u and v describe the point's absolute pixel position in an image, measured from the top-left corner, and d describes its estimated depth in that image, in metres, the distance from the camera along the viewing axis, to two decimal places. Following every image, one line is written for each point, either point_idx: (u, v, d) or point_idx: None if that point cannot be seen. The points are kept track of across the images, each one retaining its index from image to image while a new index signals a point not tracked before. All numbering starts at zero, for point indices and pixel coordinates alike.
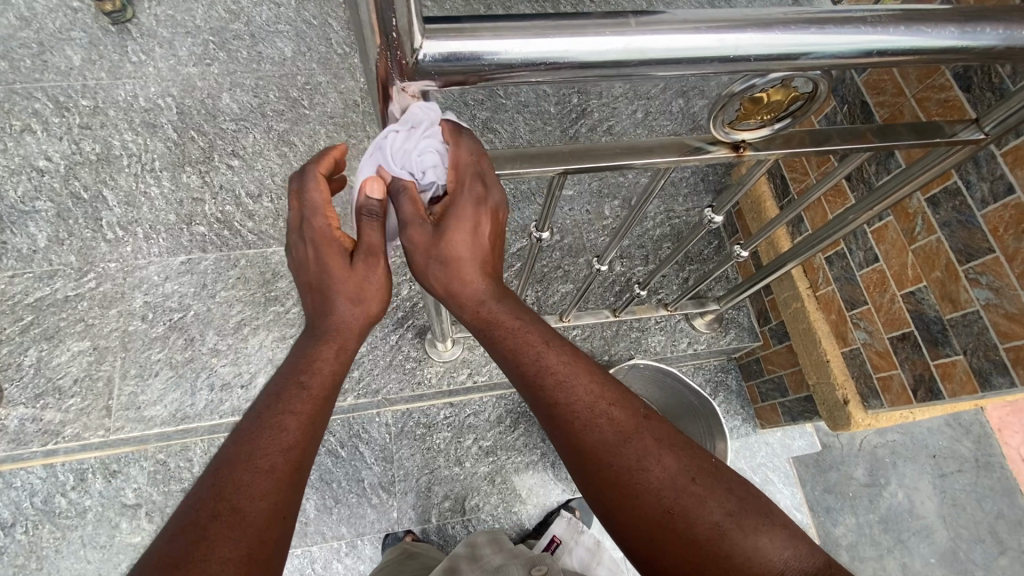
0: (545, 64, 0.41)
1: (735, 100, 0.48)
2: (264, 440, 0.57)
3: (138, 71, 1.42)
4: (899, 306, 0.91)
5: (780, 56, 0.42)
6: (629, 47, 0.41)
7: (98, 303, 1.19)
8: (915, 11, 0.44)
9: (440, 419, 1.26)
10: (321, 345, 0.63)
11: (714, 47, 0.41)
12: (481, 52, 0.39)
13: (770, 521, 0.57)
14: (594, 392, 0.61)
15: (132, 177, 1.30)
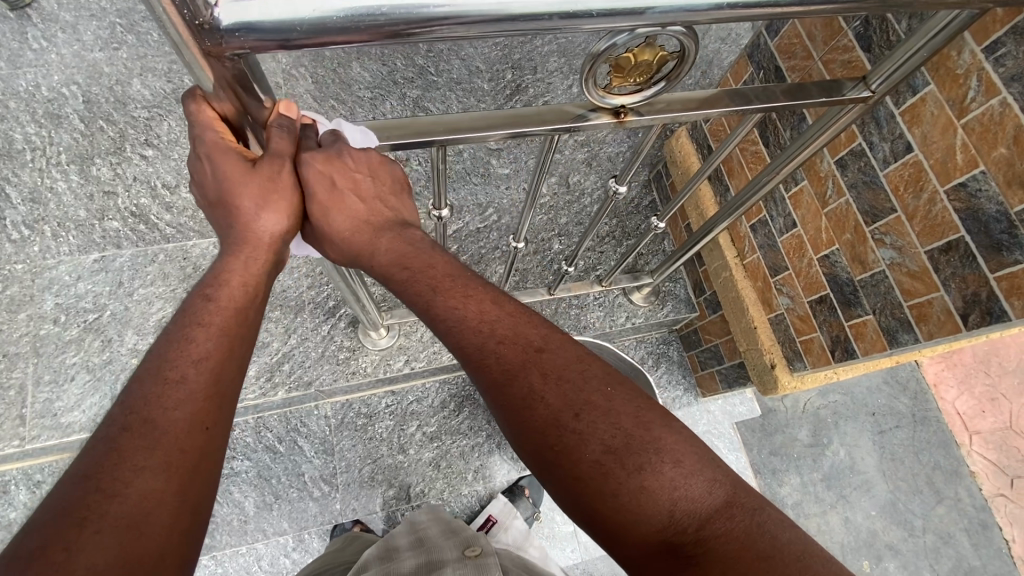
0: (366, 23, 0.37)
1: (604, 58, 0.46)
2: (174, 350, 0.51)
3: (39, 59, 1.32)
4: (816, 270, 0.92)
5: (626, 11, 0.40)
6: (457, 0, 0.37)
7: (5, 307, 1.12)
8: None
9: (381, 408, 1.24)
10: (230, 260, 0.59)
11: (553, 2, 0.39)
12: (289, 11, 0.35)
13: (660, 459, 0.50)
14: (484, 331, 0.58)
15: (37, 172, 1.22)
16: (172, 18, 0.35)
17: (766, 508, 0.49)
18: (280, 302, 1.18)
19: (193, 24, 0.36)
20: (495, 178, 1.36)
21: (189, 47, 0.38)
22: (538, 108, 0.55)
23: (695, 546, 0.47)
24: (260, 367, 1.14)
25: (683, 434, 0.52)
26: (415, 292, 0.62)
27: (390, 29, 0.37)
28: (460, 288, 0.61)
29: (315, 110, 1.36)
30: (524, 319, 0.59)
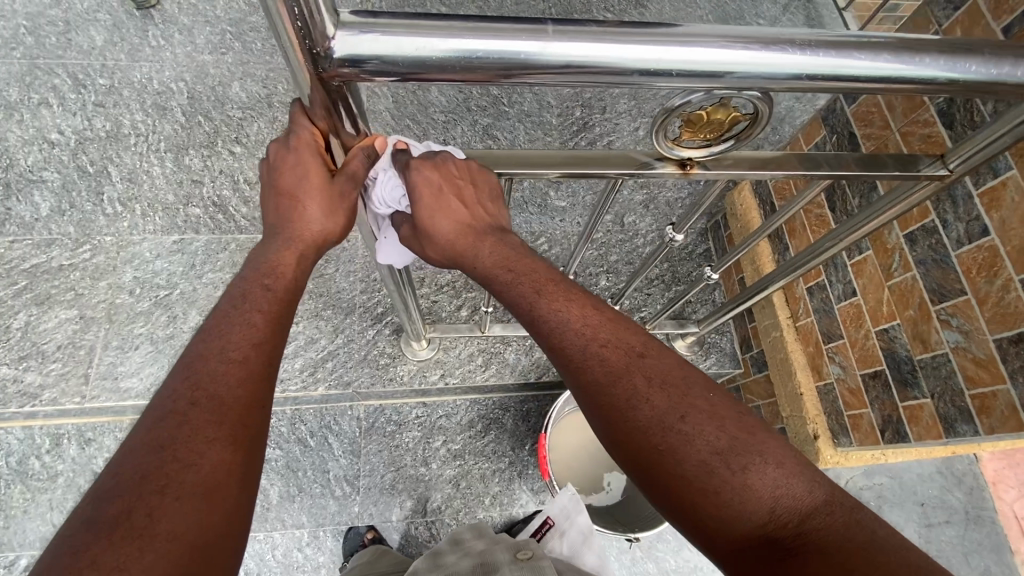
0: (462, 64, 0.40)
1: (675, 113, 0.48)
2: (235, 331, 0.52)
3: (155, 55, 1.47)
4: (873, 343, 0.89)
5: (704, 73, 0.42)
6: (545, 48, 0.40)
7: (90, 274, 1.22)
8: (850, 37, 0.43)
9: (411, 418, 1.25)
10: (280, 250, 0.58)
11: (637, 60, 0.41)
12: (395, 48, 0.39)
13: (764, 459, 0.47)
14: (586, 335, 0.54)
15: (137, 156, 1.34)
16: (294, 46, 0.39)
17: (867, 516, 0.46)
18: (332, 302, 1.24)
19: (308, 52, 0.39)
20: (551, 210, 1.39)
21: (302, 70, 0.41)
22: (607, 151, 0.57)
23: (798, 540, 0.44)
24: (305, 361, 1.19)
25: (779, 437, 0.50)
26: (519, 292, 0.59)
27: (480, 71, 0.41)
28: (561, 289, 0.58)
29: (391, 126, 1.44)
30: (622, 325, 0.56)
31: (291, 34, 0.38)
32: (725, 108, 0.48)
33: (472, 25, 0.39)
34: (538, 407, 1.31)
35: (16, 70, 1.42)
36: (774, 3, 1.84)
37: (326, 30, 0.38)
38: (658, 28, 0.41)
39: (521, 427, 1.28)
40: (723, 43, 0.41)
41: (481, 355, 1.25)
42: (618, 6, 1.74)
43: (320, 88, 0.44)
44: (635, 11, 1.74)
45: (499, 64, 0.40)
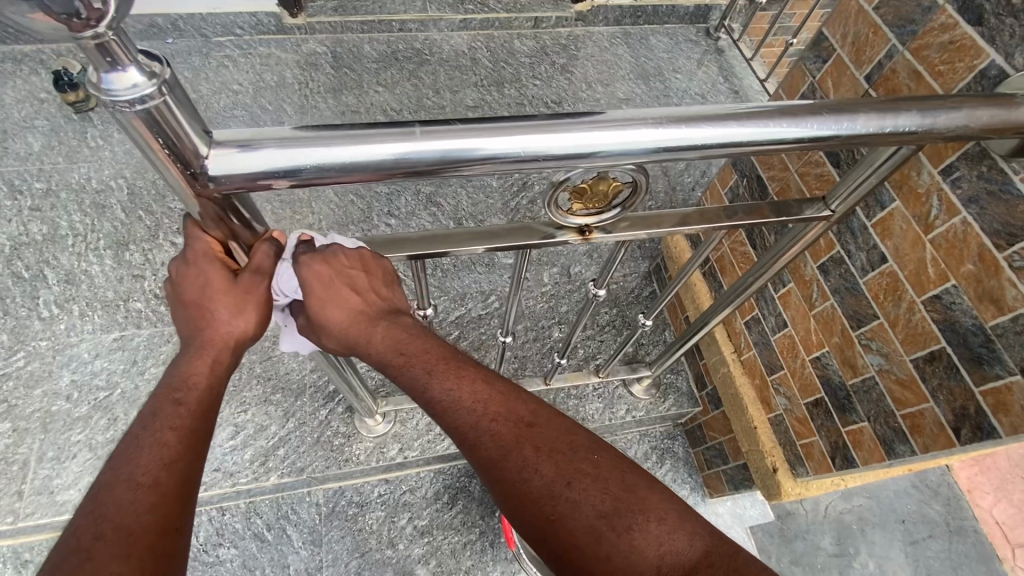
0: (337, 168, 0.42)
1: (558, 189, 0.51)
2: (145, 452, 0.51)
3: (94, 155, 1.48)
4: (809, 371, 0.91)
5: (571, 155, 0.45)
6: (415, 148, 0.43)
7: (24, 382, 1.17)
8: (700, 110, 0.47)
9: (374, 497, 1.22)
10: (193, 361, 0.58)
11: (505, 149, 0.44)
12: (269, 161, 0.40)
13: (647, 517, 0.48)
14: (478, 410, 0.55)
15: (75, 257, 1.33)
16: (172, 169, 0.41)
17: (741, 554, 0.48)
18: (282, 385, 1.21)
19: (186, 172, 0.41)
20: (499, 268, 1.42)
21: (185, 190, 0.43)
22: (509, 225, 0.60)
23: None
24: (255, 451, 1.14)
25: (665, 491, 0.51)
26: (410, 375, 0.59)
27: (356, 174, 0.43)
28: (453, 367, 0.59)
29: (334, 202, 1.47)
30: (512, 396, 0.56)
31: (166, 159, 0.40)
32: (604, 181, 0.51)
33: (342, 133, 0.42)
34: None
35: None
36: (689, 57, 1.99)
37: (200, 150, 0.40)
38: (520, 121, 0.45)
39: (489, 493, 1.25)
40: (582, 130, 0.45)
41: (439, 424, 1.23)
42: (546, 73, 1.86)
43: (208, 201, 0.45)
44: (562, 76, 1.86)
45: (373, 165, 0.42)
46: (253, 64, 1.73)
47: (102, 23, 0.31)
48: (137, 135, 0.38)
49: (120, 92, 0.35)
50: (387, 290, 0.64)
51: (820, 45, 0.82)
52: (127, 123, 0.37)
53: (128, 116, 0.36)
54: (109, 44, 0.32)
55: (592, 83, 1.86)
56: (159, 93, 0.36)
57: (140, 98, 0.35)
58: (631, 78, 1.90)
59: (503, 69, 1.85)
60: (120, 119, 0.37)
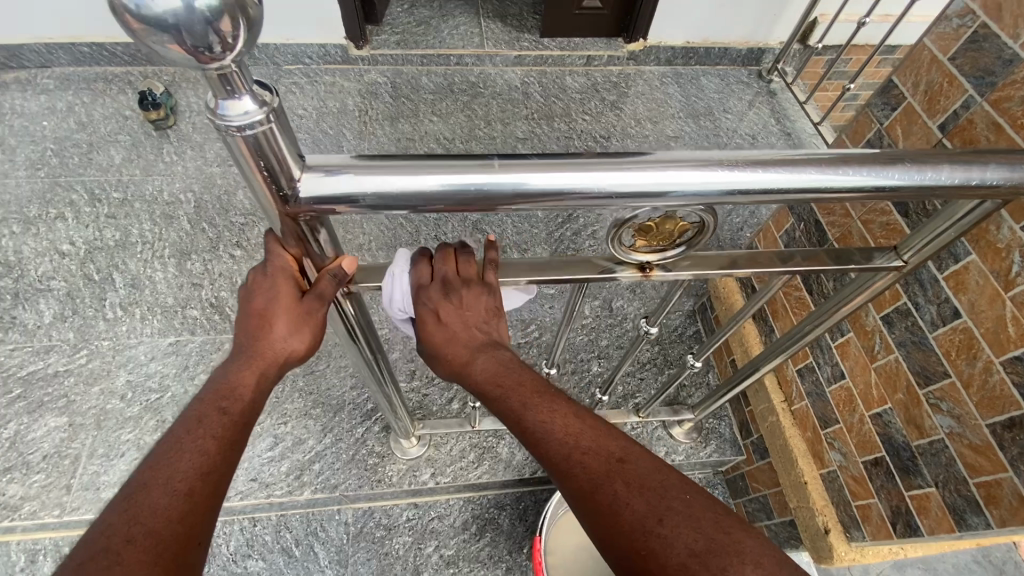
0: (417, 196, 0.43)
1: (624, 227, 0.51)
2: (186, 458, 0.52)
3: (167, 170, 1.58)
4: (869, 428, 0.87)
5: (644, 192, 0.45)
6: (492, 181, 0.44)
7: (84, 379, 1.23)
8: (776, 155, 0.47)
9: (402, 521, 1.21)
10: (239, 373, 0.59)
11: (578, 184, 0.45)
12: (355, 186, 0.42)
13: (741, 560, 0.45)
14: (568, 443, 0.54)
15: (142, 263, 1.40)
16: (266, 192, 0.43)
17: None
18: (322, 400, 1.23)
19: (278, 195, 0.43)
20: (541, 297, 1.42)
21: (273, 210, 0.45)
22: (566, 258, 0.60)
23: None
24: (292, 464, 1.16)
25: (758, 535, 0.48)
26: (508, 403, 0.59)
27: (436, 202, 0.44)
28: (548, 399, 0.58)
29: (385, 225, 1.52)
30: (604, 430, 0.55)
31: (262, 182, 0.42)
32: (672, 221, 0.51)
33: (424, 163, 0.43)
34: (534, 504, 1.25)
35: (38, 188, 1.52)
36: (740, 98, 1.99)
37: (293, 175, 0.42)
38: (594, 158, 0.45)
39: (517, 527, 1.22)
40: (654, 170, 0.45)
41: (473, 452, 1.21)
42: (595, 109, 1.89)
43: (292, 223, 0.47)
44: (611, 112, 1.88)
45: (452, 195, 0.44)
46: (318, 90, 1.83)
47: (229, 57, 0.32)
48: (241, 158, 0.40)
49: (233, 119, 0.37)
50: (492, 321, 0.63)
51: (888, 92, 0.80)
52: (234, 146, 0.39)
53: (236, 138, 0.38)
54: (230, 74, 0.34)
55: (642, 120, 1.87)
56: (267, 122, 0.37)
57: (249, 125, 0.37)
58: (681, 117, 1.90)
59: (554, 103, 1.89)
60: (227, 142, 0.40)
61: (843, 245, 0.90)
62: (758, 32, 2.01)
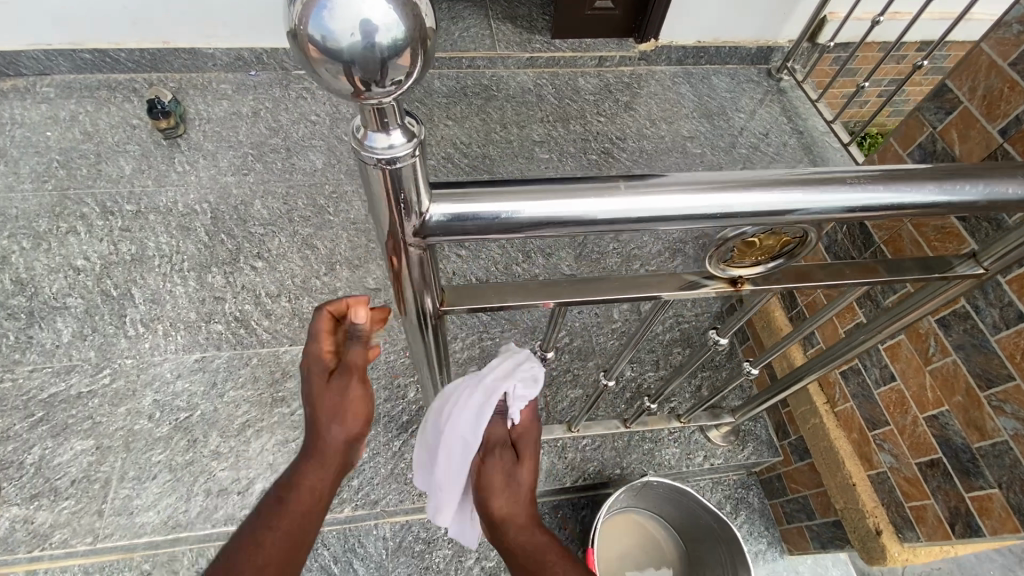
0: (545, 222, 0.42)
1: (723, 245, 0.50)
2: (267, 552, 0.60)
3: (181, 180, 1.55)
4: (922, 430, 0.87)
5: (773, 211, 0.44)
6: (622, 206, 0.42)
7: (109, 400, 1.19)
8: (894, 171, 0.46)
9: (441, 534, 1.20)
10: (303, 466, 0.63)
11: (707, 205, 0.43)
12: (478, 213, 0.41)
13: None
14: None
15: (161, 277, 1.37)
16: (393, 220, 0.43)
17: None
18: None
19: (406, 223, 0.43)
20: None
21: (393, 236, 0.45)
22: (651, 273, 0.58)
23: None
24: None
25: None
26: (507, 534, 0.70)
27: (562, 228, 0.43)
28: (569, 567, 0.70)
29: None
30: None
31: (392, 213, 0.42)
32: (776, 235, 0.50)
33: (549, 186, 0.42)
34: (572, 512, 1.20)
35: (46, 202, 1.48)
36: (751, 98, 1.99)
37: (422, 204, 0.41)
38: (716, 177, 0.44)
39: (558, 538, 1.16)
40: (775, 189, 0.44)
41: None
42: (610, 110, 1.88)
43: (407, 253, 0.47)
44: (626, 113, 1.88)
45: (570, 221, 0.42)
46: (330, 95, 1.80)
47: (388, 97, 0.32)
48: (376, 189, 0.40)
49: (380, 150, 0.37)
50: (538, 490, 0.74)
51: (941, 96, 0.81)
52: (371, 177, 0.40)
53: (376, 169, 0.38)
54: (385, 108, 0.34)
55: (657, 121, 1.87)
56: (411, 155, 0.38)
57: (395, 159, 0.37)
58: (695, 117, 1.90)
59: (569, 106, 1.88)
60: (365, 172, 0.40)
61: (892, 249, 0.89)
62: (768, 32, 2.02)
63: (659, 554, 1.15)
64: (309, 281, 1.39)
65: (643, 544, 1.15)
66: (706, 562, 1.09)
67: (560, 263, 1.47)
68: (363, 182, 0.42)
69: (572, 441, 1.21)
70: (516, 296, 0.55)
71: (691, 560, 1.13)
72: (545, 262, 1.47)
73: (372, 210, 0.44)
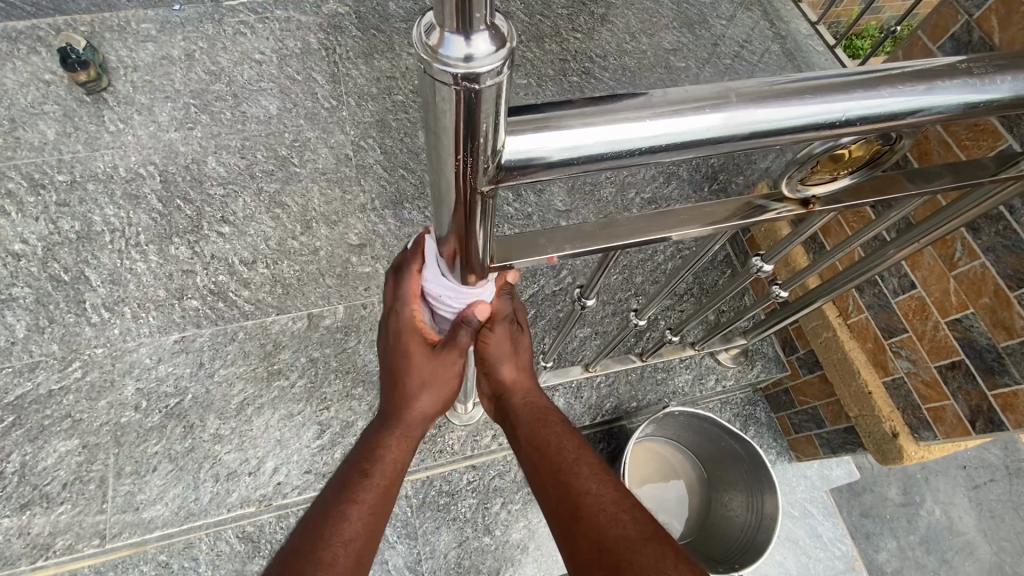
0: (642, 150, 0.36)
1: (805, 166, 0.46)
2: (365, 495, 0.66)
3: (117, 141, 1.36)
4: (944, 334, 0.88)
5: (891, 117, 0.38)
6: (733, 122, 0.36)
7: (86, 395, 1.09)
8: (1015, 57, 0.40)
9: (464, 485, 1.18)
10: (411, 401, 0.73)
11: (823, 113, 0.37)
12: (552, 147, 0.34)
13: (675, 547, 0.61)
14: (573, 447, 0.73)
15: (116, 254, 1.22)
16: (460, 160, 0.36)
17: None
18: (361, 377, 1.14)
19: (476, 166, 0.36)
20: None
21: (459, 182, 0.38)
22: (711, 201, 0.53)
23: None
24: (345, 449, 1.08)
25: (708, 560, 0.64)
26: (523, 422, 0.77)
27: (656, 156, 0.37)
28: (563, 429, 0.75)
29: (385, 178, 1.37)
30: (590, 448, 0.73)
31: (462, 148, 0.35)
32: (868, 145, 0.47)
33: (634, 103, 0.35)
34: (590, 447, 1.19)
35: None
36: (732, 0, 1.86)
37: (497, 142, 0.34)
38: (826, 77, 0.37)
39: None
40: (894, 88, 0.37)
41: None
42: (586, 25, 1.73)
43: (467, 203, 0.40)
44: (603, 27, 1.73)
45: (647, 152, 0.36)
46: (273, 29, 1.58)
47: None
48: (445, 116, 0.33)
49: (459, 62, 0.29)
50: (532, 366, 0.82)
51: None
52: (441, 101, 0.32)
53: (449, 90, 0.31)
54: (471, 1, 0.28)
55: (636, 34, 1.73)
56: (499, 75, 0.30)
57: (476, 75, 0.30)
58: (676, 27, 1.77)
59: (541, 22, 1.71)
60: (433, 96, 0.33)
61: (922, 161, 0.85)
62: None
63: (679, 479, 1.17)
64: (285, 242, 1.27)
65: (663, 473, 1.17)
66: (727, 481, 1.11)
67: (553, 198, 1.39)
68: (426, 107, 0.34)
69: (587, 380, 1.19)
70: (585, 242, 0.51)
71: (712, 480, 1.15)
72: (537, 197, 1.39)
73: (434, 150, 0.37)
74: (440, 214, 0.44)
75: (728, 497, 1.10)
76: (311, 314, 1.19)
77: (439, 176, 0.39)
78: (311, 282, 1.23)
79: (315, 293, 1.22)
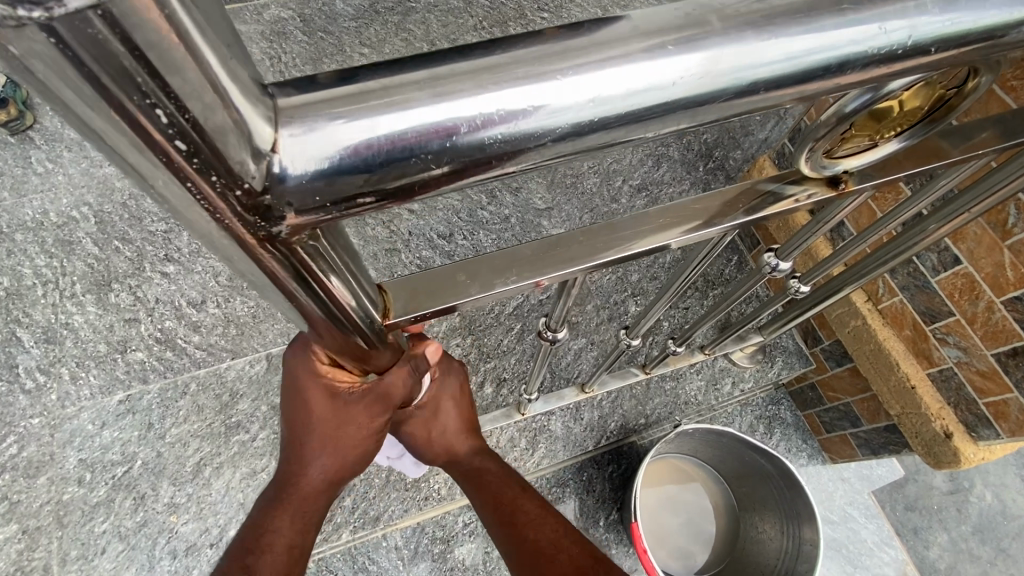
0: (561, 130, 0.24)
1: (834, 133, 0.34)
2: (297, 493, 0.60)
3: (46, 183, 1.22)
4: (1000, 316, 0.76)
5: (986, 37, 0.25)
6: (710, 68, 0.23)
7: (23, 473, 0.97)
8: None
9: (460, 529, 1.05)
10: (335, 422, 0.57)
11: (871, 37, 0.24)
12: (415, 136, 0.22)
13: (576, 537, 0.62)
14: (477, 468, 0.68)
15: (51, 309, 1.10)
16: (194, 184, 0.22)
17: None
18: None
19: (230, 189, 0.22)
20: None
21: (226, 224, 0.24)
22: (693, 198, 0.41)
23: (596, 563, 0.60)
24: None
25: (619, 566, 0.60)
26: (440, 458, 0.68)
27: (578, 141, 0.24)
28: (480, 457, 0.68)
29: None
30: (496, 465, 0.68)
31: (175, 161, 0.21)
32: (927, 88, 0.35)
33: (541, 53, 0.23)
34: (597, 471, 1.05)
35: None
36: None
37: (259, 137, 0.21)
38: None
39: (587, 502, 1.02)
40: None
41: (524, 438, 1.03)
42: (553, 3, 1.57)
43: (269, 252, 0.26)
44: (572, 3, 1.58)
45: (566, 135, 0.24)
46: None
47: None
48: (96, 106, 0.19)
49: None
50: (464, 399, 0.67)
51: None
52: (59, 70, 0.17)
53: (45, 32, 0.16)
54: None
55: (609, 7, 1.58)
56: None
57: None
58: None
59: (504, 5, 1.56)
60: (35, 69, 0.18)
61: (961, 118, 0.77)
62: None
63: (705, 499, 1.03)
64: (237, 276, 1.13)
65: (688, 495, 1.03)
66: (758, 501, 0.98)
67: (531, 196, 1.24)
68: (53, 100, 0.20)
69: (586, 400, 1.06)
70: (550, 265, 0.40)
71: (740, 500, 1.01)
72: (514, 197, 1.24)
73: (142, 174, 0.23)
74: (247, 274, 0.30)
75: (760, 519, 0.97)
76: (270, 354, 1.07)
77: (193, 222, 0.25)
78: (267, 318, 1.10)
79: (273, 330, 1.09)
